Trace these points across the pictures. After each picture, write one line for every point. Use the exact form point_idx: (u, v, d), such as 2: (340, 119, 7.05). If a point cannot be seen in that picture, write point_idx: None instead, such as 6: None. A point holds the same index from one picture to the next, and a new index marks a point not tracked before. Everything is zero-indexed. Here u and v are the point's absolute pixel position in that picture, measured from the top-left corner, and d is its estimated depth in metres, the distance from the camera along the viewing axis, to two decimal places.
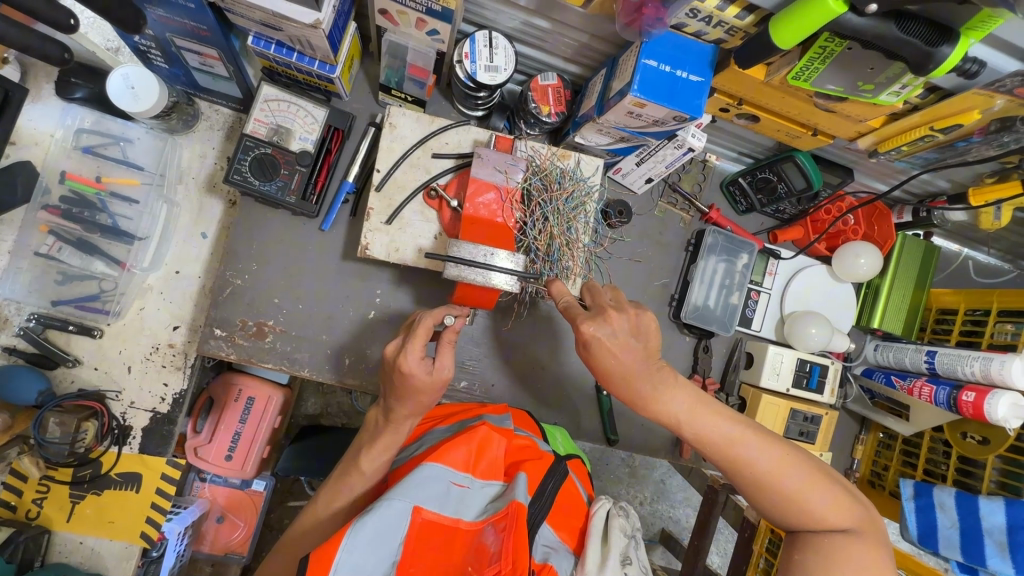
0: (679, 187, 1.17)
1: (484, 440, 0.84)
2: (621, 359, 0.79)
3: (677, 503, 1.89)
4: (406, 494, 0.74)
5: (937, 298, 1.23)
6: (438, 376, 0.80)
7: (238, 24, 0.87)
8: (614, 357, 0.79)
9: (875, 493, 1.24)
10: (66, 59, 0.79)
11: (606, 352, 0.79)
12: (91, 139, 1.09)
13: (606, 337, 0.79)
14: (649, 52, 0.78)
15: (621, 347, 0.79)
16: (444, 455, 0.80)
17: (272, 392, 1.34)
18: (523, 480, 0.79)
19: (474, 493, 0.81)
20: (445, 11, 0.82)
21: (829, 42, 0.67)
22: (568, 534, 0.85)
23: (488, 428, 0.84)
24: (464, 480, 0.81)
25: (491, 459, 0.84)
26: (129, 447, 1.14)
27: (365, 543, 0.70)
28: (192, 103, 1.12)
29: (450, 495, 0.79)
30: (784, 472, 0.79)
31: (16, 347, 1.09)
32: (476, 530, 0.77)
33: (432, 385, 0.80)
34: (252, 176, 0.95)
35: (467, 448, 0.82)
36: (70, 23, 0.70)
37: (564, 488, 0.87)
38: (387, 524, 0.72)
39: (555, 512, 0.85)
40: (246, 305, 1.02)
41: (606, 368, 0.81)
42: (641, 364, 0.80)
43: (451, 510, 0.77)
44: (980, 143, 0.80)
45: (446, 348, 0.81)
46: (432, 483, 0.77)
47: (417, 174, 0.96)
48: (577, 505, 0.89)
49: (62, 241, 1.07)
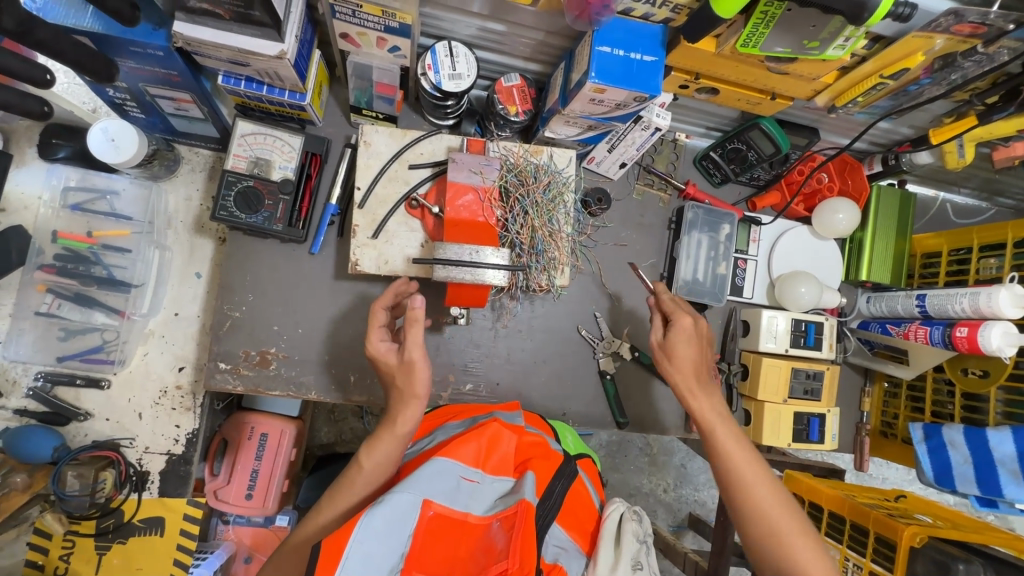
0: (653, 168, 1.21)
1: (495, 435, 0.86)
2: (691, 348, 0.91)
3: (701, 486, 1.89)
4: (416, 487, 0.76)
5: (920, 243, 1.25)
6: (401, 358, 0.85)
7: (207, 65, 0.90)
8: (681, 344, 0.91)
9: (890, 444, 1.25)
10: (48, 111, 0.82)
11: (682, 339, 0.92)
12: (78, 196, 1.12)
13: (689, 327, 0.92)
14: (601, 39, 0.82)
15: (696, 348, 0.92)
16: (453, 451, 0.83)
17: (284, 426, 1.36)
18: (532, 479, 0.81)
19: (484, 488, 0.83)
20: (403, 27, 0.85)
21: (769, 6, 0.71)
22: (578, 534, 0.86)
23: (499, 425, 0.87)
24: (474, 475, 0.83)
25: (502, 455, 0.86)
26: (148, 492, 1.15)
27: (376, 534, 0.71)
28: (172, 148, 1.14)
29: (460, 490, 0.80)
30: (778, 506, 0.83)
31: (27, 409, 1.11)
32: (485, 527, 0.78)
33: (399, 367, 0.84)
34: (238, 210, 0.98)
35: (478, 444, 0.85)
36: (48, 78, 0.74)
37: (573, 488, 0.89)
38: (398, 515, 0.73)
39: (564, 513, 0.85)
40: (246, 336, 1.04)
41: (674, 353, 0.92)
42: (698, 360, 0.91)
43: (461, 504, 0.79)
44: (930, 84, 0.83)
45: (413, 331, 0.83)
46: (442, 477, 0.79)
47: (397, 187, 0.99)
48: (587, 508, 0.90)
49: (60, 297, 1.11)
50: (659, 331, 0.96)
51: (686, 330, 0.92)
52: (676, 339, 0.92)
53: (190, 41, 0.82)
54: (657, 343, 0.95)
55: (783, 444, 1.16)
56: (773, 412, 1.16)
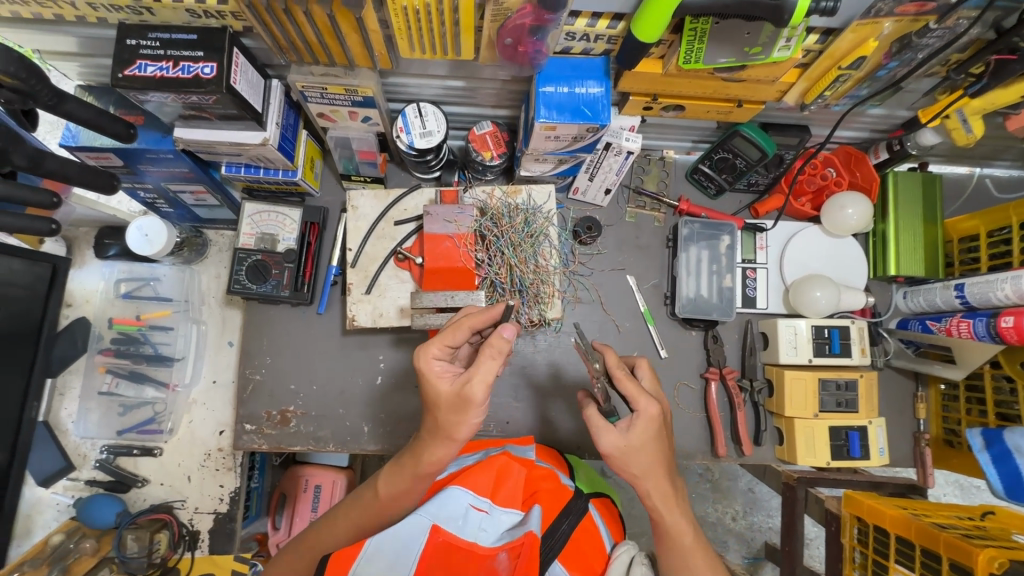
0: (643, 189, 1.19)
1: (503, 467, 0.92)
2: (660, 441, 0.79)
3: (773, 511, 1.74)
4: (427, 511, 0.82)
5: (954, 227, 1.13)
6: (461, 389, 0.76)
7: (211, 160, 1.02)
8: (645, 440, 0.78)
9: (955, 454, 1.12)
10: (54, 231, 0.78)
11: (643, 431, 0.77)
12: (128, 286, 1.29)
13: (649, 408, 0.78)
14: (544, 80, 0.85)
15: (656, 438, 0.78)
16: (467, 480, 0.89)
17: (335, 476, 1.43)
18: (539, 510, 0.84)
19: (493, 519, 0.86)
20: (367, 100, 0.92)
21: (695, 23, 0.72)
22: (584, 574, 0.82)
23: (508, 458, 0.93)
24: (483, 505, 0.87)
25: (511, 488, 0.90)
26: (200, 551, 1.23)
27: (382, 557, 0.77)
28: (200, 234, 1.29)
29: (468, 519, 0.84)
30: None
31: (96, 479, 1.23)
32: (492, 556, 0.80)
33: (454, 400, 0.77)
34: (250, 282, 1.08)
35: (489, 475, 0.91)
36: (52, 199, 0.75)
37: (582, 526, 0.87)
38: (406, 536, 0.80)
39: (568, 551, 0.83)
40: (267, 397, 1.12)
41: (641, 450, 0.77)
42: (664, 457, 0.80)
43: (469, 533, 0.83)
44: (899, 66, 0.79)
45: (484, 360, 0.75)
46: (454, 503, 0.85)
47: (385, 244, 1.05)
48: (596, 547, 0.86)
49: (117, 376, 1.26)
50: (620, 434, 0.77)
51: (653, 418, 0.77)
52: (638, 440, 0.77)
53: (189, 143, 0.92)
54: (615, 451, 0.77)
55: (821, 462, 1.07)
56: (805, 428, 1.07)
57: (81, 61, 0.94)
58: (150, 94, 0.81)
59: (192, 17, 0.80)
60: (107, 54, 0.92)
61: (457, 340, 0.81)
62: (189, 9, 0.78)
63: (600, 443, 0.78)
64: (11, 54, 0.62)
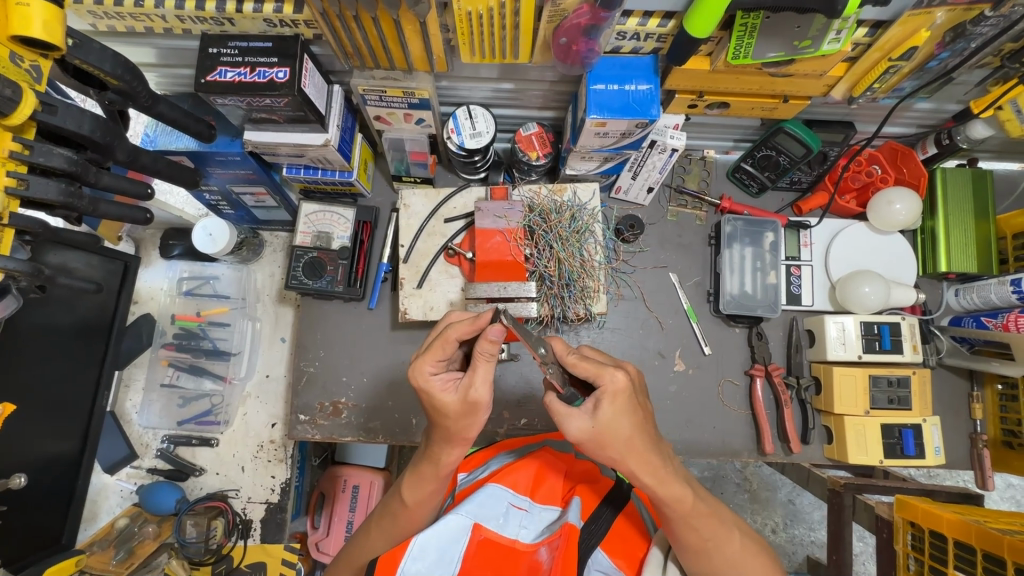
0: (684, 188, 1.21)
1: (540, 471, 0.94)
2: (633, 418, 0.71)
3: (816, 524, 1.68)
4: (468, 511, 0.82)
5: (1006, 223, 1.11)
6: (469, 397, 0.73)
7: (274, 162, 1.07)
8: (622, 419, 0.70)
9: (1016, 456, 1.08)
10: (150, 220, 0.87)
11: (611, 407, 0.70)
12: (190, 285, 1.37)
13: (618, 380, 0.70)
14: (595, 78, 0.88)
15: (629, 409, 0.71)
16: (506, 479, 0.90)
17: (373, 477, 1.46)
18: (578, 503, 0.85)
19: (532, 517, 0.87)
20: (423, 102, 0.97)
21: (747, 18, 0.74)
22: (626, 561, 0.84)
23: (542, 460, 0.96)
24: (523, 503, 0.88)
25: (549, 488, 0.92)
26: (253, 539, 1.26)
27: (428, 557, 0.76)
28: (256, 235, 1.35)
29: (509, 517, 0.85)
30: None
31: (157, 467, 1.29)
32: (533, 551, 0.81)
33: (458, 407, 0.74)
34: (307, 278, 1.12)
35: (526, 475, 0.93)
36: (150, 191, 0.84)
37: (622, 517, 0.89)
38: (448, 536, 0.79)
39: (609, 538, 0.86)
40: (320, 389, 1.16)
41: (624, 428, 0.70)
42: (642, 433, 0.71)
43: (510, 531, 0.83)
44: (951, 57, 0.81)
45: (480, 364, 0.72)
46: (494, 503, 0.85)
47: (436, 241, 1.09)
48: (635, 535, 0.89)
49: (179, 370, 1.33)
50: (587, 417, 0.70)
51: (620, 389, 0.70)
52: (609, 418, 0.70)
53: (257, 145, 0.98)
54: (587, 435, 0.70)
55: (874, 460, 1.05)
56: (855, 426, 1.06)
57: (161, 71, 1.02)
58: (228, 97, 0.87)
59: (269, 26, 0.86)
60: (185, 64, 0.99)
61: (448, 350, 0.77)
62: (267, 18, 0.84)
63: (567, 430, 0.71)
64: (117, 59, 0.69)
